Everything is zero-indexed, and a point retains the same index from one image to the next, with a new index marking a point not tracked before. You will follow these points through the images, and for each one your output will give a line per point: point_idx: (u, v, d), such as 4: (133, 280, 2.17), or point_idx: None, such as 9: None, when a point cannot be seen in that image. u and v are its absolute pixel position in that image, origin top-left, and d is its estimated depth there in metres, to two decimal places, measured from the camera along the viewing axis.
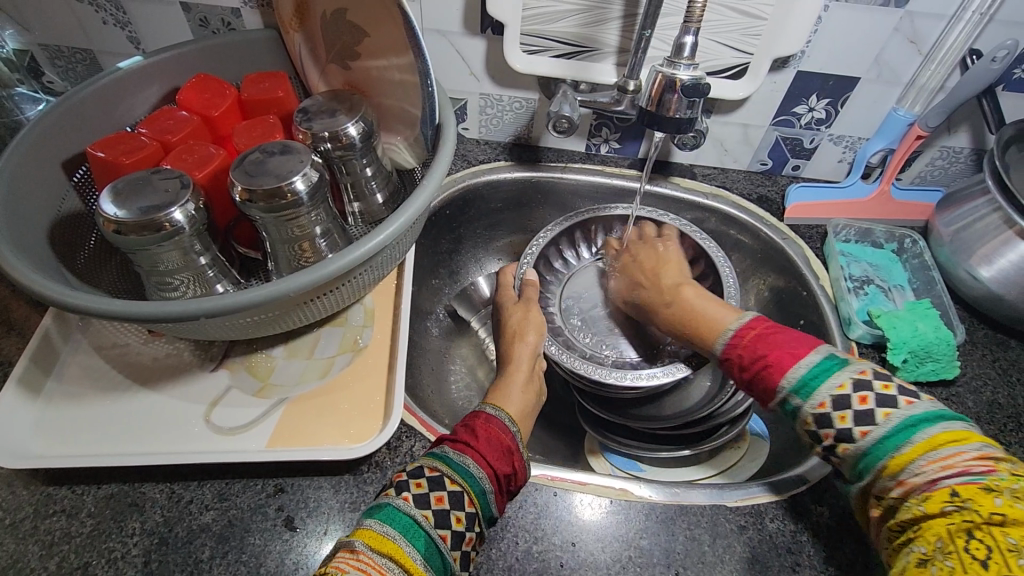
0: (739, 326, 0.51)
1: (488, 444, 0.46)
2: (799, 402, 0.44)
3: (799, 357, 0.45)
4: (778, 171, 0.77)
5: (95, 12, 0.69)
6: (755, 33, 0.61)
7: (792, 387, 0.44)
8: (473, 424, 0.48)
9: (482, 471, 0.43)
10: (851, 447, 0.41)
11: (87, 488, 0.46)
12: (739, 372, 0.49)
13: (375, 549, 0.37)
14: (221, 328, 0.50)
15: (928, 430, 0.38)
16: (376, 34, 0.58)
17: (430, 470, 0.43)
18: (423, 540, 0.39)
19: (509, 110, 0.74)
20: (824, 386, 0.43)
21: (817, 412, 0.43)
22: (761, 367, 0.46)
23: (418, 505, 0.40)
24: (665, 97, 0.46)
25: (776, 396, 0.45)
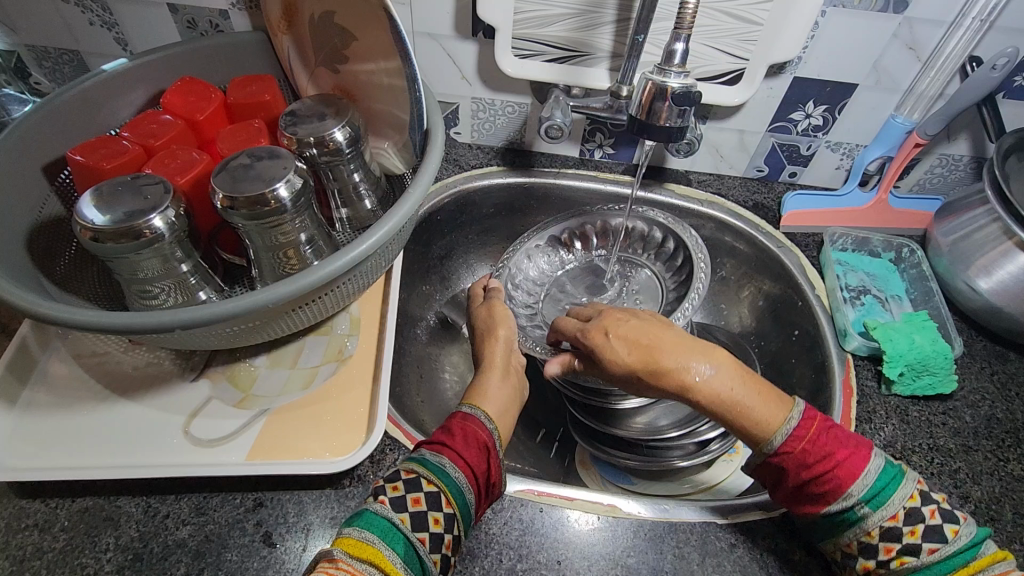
0: (785, 438, 0.41)
1: (465, 441, 0.44)
2: (868, 512, 0.40)
3: (861, 475, 0.41)
4: (775, 177, 0.75)
5: (82, 12, 0.68)
6: (750, 39, 0.59)
7: (863, 495, 0.40)
8: (453, 423, 0.46)
9: (459, 471, 0.42)
10: (911, 561, 0.39)
11: (62, 502, 0.45)
12: (796, 476, 0.42)
13: (355, 556, 0.36)
14: (198, 338, 0.49)
15: (977, 560, 0.39)
16: (364, 37, 0.57)
17: (406, 473, 0.42)
18: (401, 543, 0.38)
19: (501, 114, 0.73)
20: (894, 502, 0.40)
21: (887, 524, 0.40)
22: (817, 482, 0.41)
23: (395, 508, 0.39)
24: (655, 105, 0.45)
25: (838, 503, 0.41)
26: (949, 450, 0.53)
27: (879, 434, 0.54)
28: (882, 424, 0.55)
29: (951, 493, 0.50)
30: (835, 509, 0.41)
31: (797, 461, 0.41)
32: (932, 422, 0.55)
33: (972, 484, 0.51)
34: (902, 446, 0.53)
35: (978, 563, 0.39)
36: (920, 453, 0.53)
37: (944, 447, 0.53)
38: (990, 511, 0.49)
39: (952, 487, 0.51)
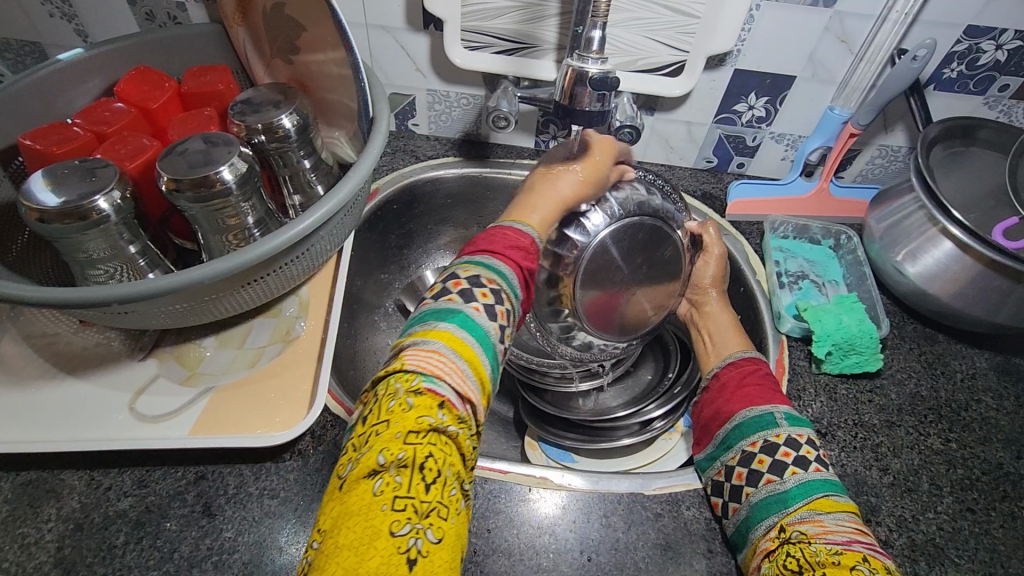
0: (744, 357, 0.55)
1: (506, 243, 0.46)
2: (784, 422, 0.47)
3: (789, 406, 0.49)
4: (723, 168, 0.78)
5: (41, 4, 0.69)
6: (688, 31, 0.62)
7: (784, 411, 0.48)
8: (504, 232, 0.48)
9: (510, 269, 0.45)
10: (800, 473, 0.44)
11: (6, 475, 0.47)
12: (736, 383, 0.52)
13: (449, 352, 0.37)
14: (144, 317, 0.50)
15: (846, 499, 0.42)
16: (313, 28, 0.59)
17: (488, 280, 0.42)
18: (489, 351, 0.40)
19: (457, 106, 0.75)
20: (784, 428, 0.46)
21: (793, 434, 0.46)
22: (756, 390, 0.51)
23: (471, 297, 0.41)
24: (577, 90, 0.46)
25: (762, 408, 0.49)
26: (873, 425, 0.55)
27: (807, 410, 0.56)
28: (811, 400, 0.57)
29: (871, 465, 0.52)
30: (755, 414, 0.49)
31: (738, 377, 0.53)
32: (859, 399, 0.57)
33: (892, 457, 0.53)
34: (828, 422, 0.55)
35: (845, 499, 0.42)
36: (844, 428, 0.55)
37: (869, 422, 0.55)
38: (908, 481, 0.52)
39: (873, 459, 0.53)
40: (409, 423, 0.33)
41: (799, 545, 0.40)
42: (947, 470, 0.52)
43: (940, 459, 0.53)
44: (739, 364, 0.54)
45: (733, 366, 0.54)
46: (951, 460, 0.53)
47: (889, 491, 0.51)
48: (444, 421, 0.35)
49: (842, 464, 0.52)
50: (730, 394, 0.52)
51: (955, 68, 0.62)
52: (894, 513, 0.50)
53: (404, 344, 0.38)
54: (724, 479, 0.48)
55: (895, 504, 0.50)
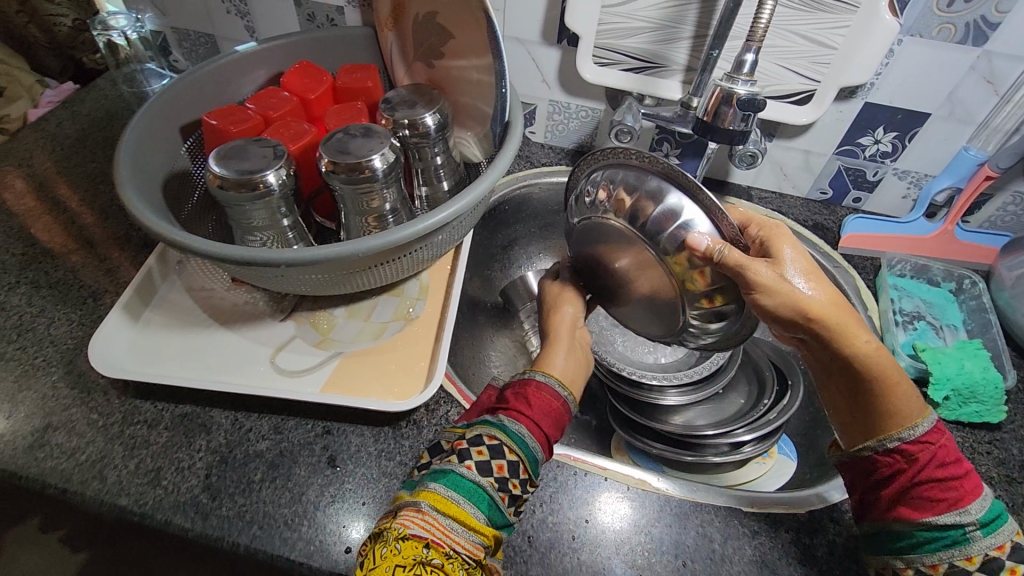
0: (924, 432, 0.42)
1: (540, 410, 0.45)
2: (978, 536, 0.40)
3: (979, 498, 0.41)
4: (838, 201, 0.77)
5: (222, 2, 0.80)
6: (823, 61, 0.62)
7: (979, 518, 0.40)
8: (528, 394, 0.46)
9: (533, 438, 0.43)
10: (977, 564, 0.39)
11: (167, 406, 0.53)
12: (928, 477, 0.41)
13: (439, 512, 0.38)
14: (293, 283, 0.56)
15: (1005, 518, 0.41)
16: (461, 36, 0.64)
17: (488, 439, 0.42)
18: (486, 501, 0.39)
19: (575, 117, 0.78)
20: (980, 546, 0.39)
21: (989, 553, 0.39)
22: (938, 487, 0.41)
23: (481, 471, 0.40)
24: (722, 109, 0.49)
25: (951, 519, 0.40)
26: (991, 478, 0.53)
27: None
28: None
29: None
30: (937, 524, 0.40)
31: (926, 463, 0.41)
32: (976, 450, 0.54)
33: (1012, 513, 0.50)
34: None
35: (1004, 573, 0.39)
36: None
37: (986, 474, 0.53)
38: None
39: None
40: (396, 562, 0.36)
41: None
42: None
43: None
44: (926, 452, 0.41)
45: (922, 451, 0.42)
46: None
47: None
48: (430, 556, 0.36)
49: None
50: (893, 487, 0.42)
51: None
52: None
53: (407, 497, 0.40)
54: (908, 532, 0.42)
55: None
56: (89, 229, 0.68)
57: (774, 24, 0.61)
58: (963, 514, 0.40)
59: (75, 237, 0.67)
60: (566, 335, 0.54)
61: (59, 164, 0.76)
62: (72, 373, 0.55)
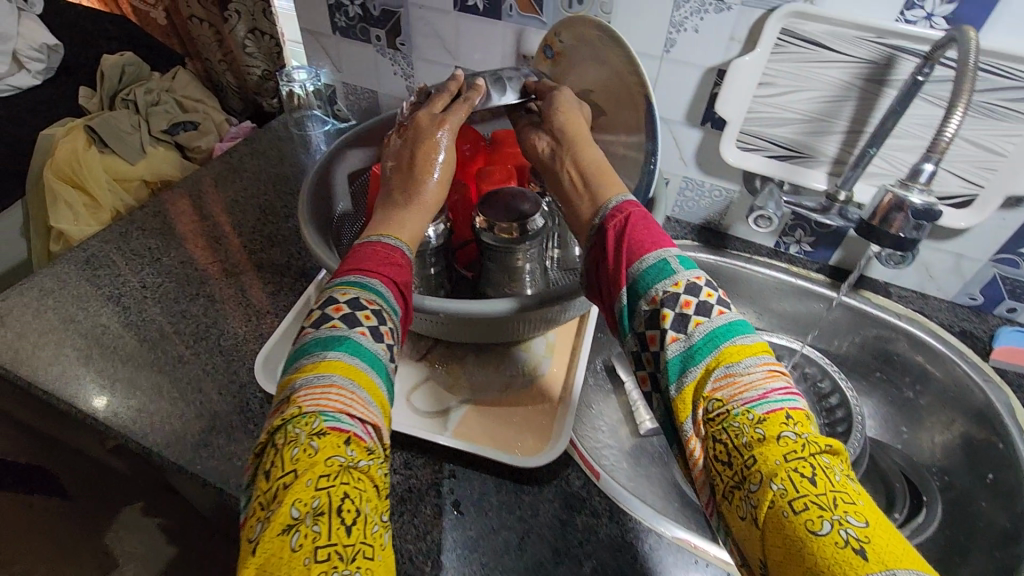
0: (620, 201, 0.48)
1: (379, 260, 0.46)
2: (680, 268, 0.41)
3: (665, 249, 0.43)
4: (990, 309, 0.72)
5: (392, 66, 0.90)
6: (990, 168, 0.60)
7: (659, 262, 0.41)
8: (373, 252, 0.46)
9: (387, 293, 0.43)
10: (705, 322, 0.38)
11: None
12: (630, 228, 0.45)
13: (352, 381, 0.37)
14: (439, 328, 0.59)
15: (753, 339, 0.37)
16: (613, 113, 0.67)
17: (368, 302, 0.41)
18: (383, 371, 0.40)
19: (706, 196, 0.80)
20: (680, 274, 0.40)
21: (691, 281, 0.40)
22: (643, 234, 0.44)
23: (376, 338, 0.40)
24: (891, 214, 0.48)
25: (655, 256, 0.42)
26: None
27: None
28: None
29: None
30: (645, 266, 0.42)
31: (633, 228, 0.45)
32: None
33: None
34: None
35: (754, 340, 0.37)
36: None
37: None
38: None
39: None
40: (316, 467, 0.32)
41: (722, 421, 0.34)
42: None
43: None
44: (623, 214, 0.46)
45: (612, 216, 0.47)
46: None
47: None
48: (355, 458, 0.33)
49: None
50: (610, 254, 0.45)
51: None
52: None
53: (295, 386, 0.36)
54: (653, 356, 0.40)
55: None
56: (257, 254, 0.77)
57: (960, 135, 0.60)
58: (638, 264, 0.42)
59: (246, 259, 0.76)
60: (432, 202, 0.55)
61: (237, 193, 0.87)
62: (236, 383, 0.61)
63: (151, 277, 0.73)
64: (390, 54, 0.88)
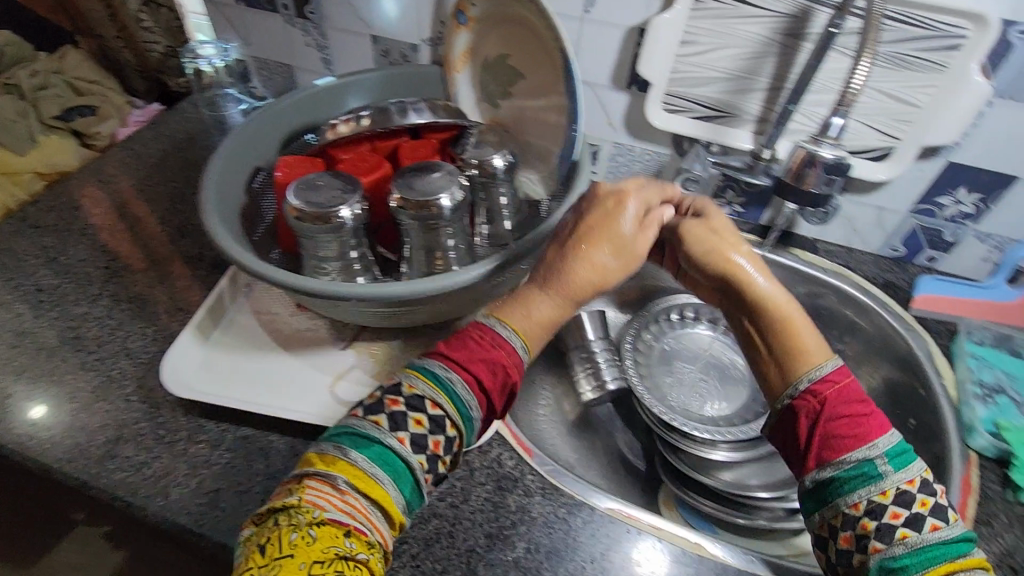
0: (832, 369, 0.46)
1: (477, 354, 0.46)
2: (890, 470, 0.41)
3: (883, 432, 0.43)
4: (911, 259, 0.74)
5: (304, 36, 0.84)
6: (905, 119, 0.60)
7: (884, 452, 0.42)
8: (468, 335, 0.48)
9: (468, 395, 0.45)
10: (914, 537, 0.39)
11: (229, 427, 0.55)
12: (823, 412, 0.44)
13: (360, 490, 0.40)
14: (358, 312, 0.57)
15: (969, 556, 0.39)
16: (532, 77, 0.67)
17: (433, 407, 0.43)
18: (409, 485, 0.42)
19: (638, 161, 0.78)
20: (890, 481, 0.41)
21: (902, 486, 0.41)
22: (846, 424, 0.44)
23: (394, 429, 0.42)
24: (804, 170, 0.50)
25: (858, 455, 0.42)
26: None
27: (997, 540, 0.51)
28: (1002, 531, 0.51)
29: None
30: (849, 465, 0.42)
31: (829, 400, 0.45)
32: None
33: None
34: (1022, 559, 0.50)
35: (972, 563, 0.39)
36: None
37: None
38: None
39: None
40: (314, 555, 0.37)
41: None
42: None
43: None
44: (825, 388, 0.45)
45: (803, 399, 0.46)
46: None
47: None
48: (354, 550, 0.38)
49: None
50: (808, 439, 0.45)
51: None
52: None
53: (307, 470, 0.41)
54: (828, 535, 0.42)
55: None
56: (165, 247, 0.71)
57: (870, 86, 0.60)
58: (835, 463, 0.43)
59: (154, 253, 0.70)
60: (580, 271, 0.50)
61: (142, 182, 0.80)
62: (144, 388, 0.57)
63: (46, 279, 0.67)
64: (300, 23, 0.82)
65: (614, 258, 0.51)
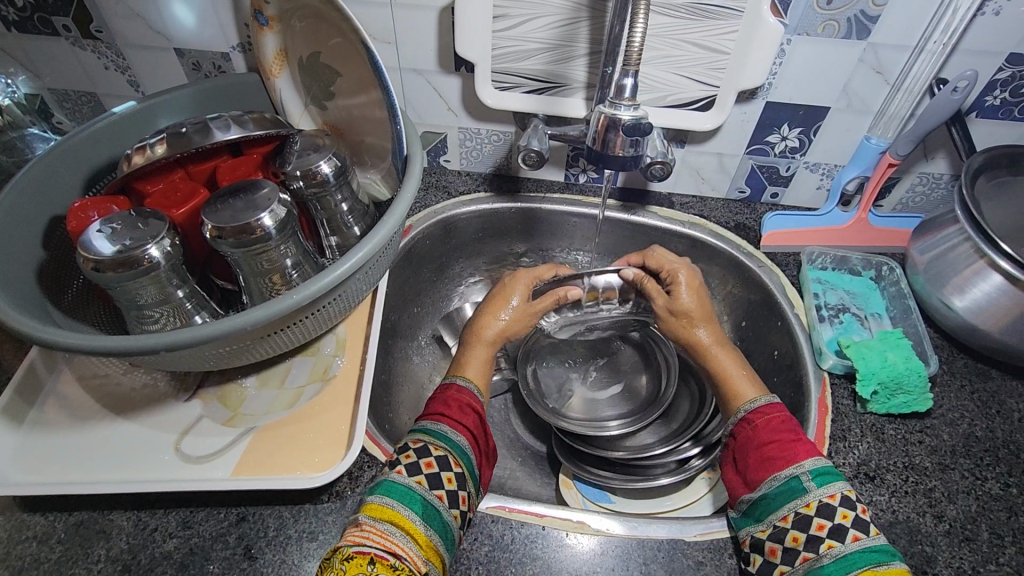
0: (762, 405, 0.53)
1: (455, 408, 0.52)
2: (812, 487, 0.45)
3: (811, 456, 0.47)
4: (757, 198, 0.77)
5: (98, 59, 0.75)
6: (719, 67, 0.62)
7: (811, 471, 0.46)
8: (436, 396, 0.54)
9: (460, 435, 0.49)
10: (837, 546, 0.42)
11: (59, 515, 0.48)
12: (755, 438, 0.50)
13: (377, 518, 0.41)
14: (191, 361, 0.51)
15: (890, 564, 0.40)
16: (349, 74, 0.63)
17: (414, 442, 0.47)
18: (419, 503, 0.42)
19: (487, 142, 0.76)
20: (813, 495, 0.45)
21: (824, 501, 0.44)
22: (774, 448, 0.49)
23: (411, 473, 0.44)
24: (609, 136, 0.51)
25: (786, 473, 0.47)
26: (925, 468, 0.53)
27: (853, 452, 0.54)
28: (856, 442, 0.55)
29: (924, 512, 0.50)
30: (779, 482, 0.47)
31: (760, 432, 0.51)
32: (908, 441, 0.55)
33: (946, 503, 0.50)
34: (876, 465, 0.53)
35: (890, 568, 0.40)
36: (893, 472, 0.52)
37: (920, 466, 0.53)
38: (966, 530, 0.49)
39: (925, 506, 0.50)
40: None
41: None
42: (1008, 518, 0.49)
43: (1000, 506, 0.50)
44: (758, 416, 0.52)
45: (746, 421, 0.52)
46: (1012, 508, 0.50)
47: (945, 540, 0.48)
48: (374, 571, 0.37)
49: (893, 510, 0.50)
50: (749, 459, 0.50)
51: (998, 95, 0.61)
52: (952, 564, 0.47)
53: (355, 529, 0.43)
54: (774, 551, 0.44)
55: (952, 555, 0.47)
56: None
57: (654, 35, 0.61)
58: (766, 483, 0.47)
59: None
60: (484, 350, 0.60)
61: None
62: None
63: None
64: (89, 44, 0.73)
65: (504, 322, 0.62)
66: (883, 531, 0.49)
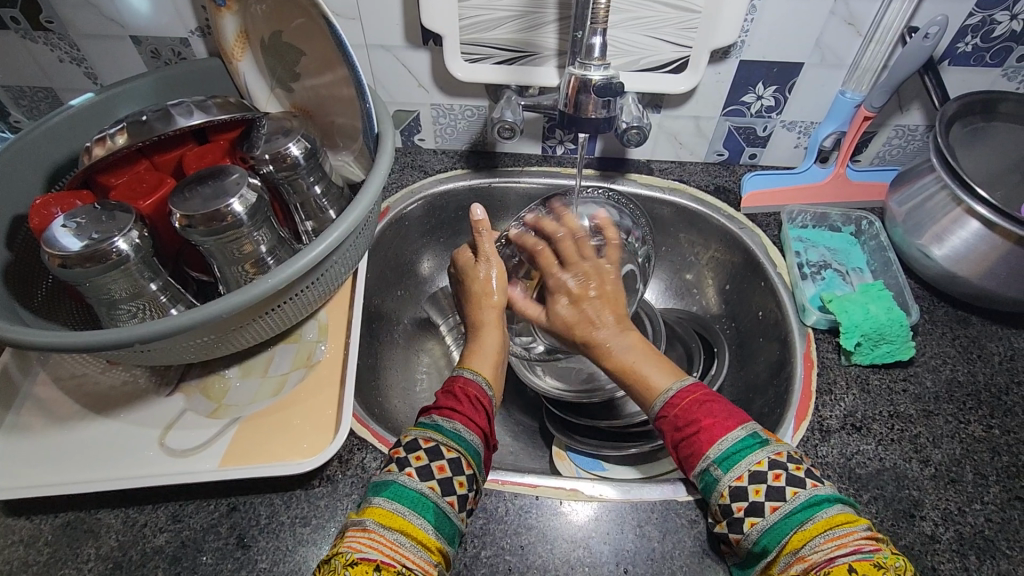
0: (675, 392, 0.46)
1: (464, 402, 0.48)
2: (720, 474, 0.42)
3: (715, 442, 0.43)
4: (736, 160, 0.76)
5: (51, 51, 0.72)
6: (690, 27, 0.61)
7: (716, 458, 0.42)
8: (441, 392, 0.50)
9: (472, 433, 0.46)
10: (759, 522, 0.40)
11: (45, 517, 0.48)
12: (673, 435, 0.45)
13: (387, 526, 0.38)
14: (171, 353, 0.50)
15: (816, 518, 0.38)
16: (313, 52, 0.61)
17: (425, 441, 0.44)
18: (432, 511, 0.41)
19: (461, 118, 0.75)
20: (722, 484, 0.41)
21: (733, 484, 0.41)
22: (688, 441, 0.44)
23: (423, 477, 0.42)
24: (581, 98, 0.51)
25: (698, 467, 0.43)
26: (909, 415, 0.53)
27: (839, 404, 0.54)
28: (842, 394, 0.55)
29: (910, 458, 0.51)
30: (696, 475, 0.43)
31: (674, 424, 0.45)
32: (893, 390, 0.55)
33: (932, 448, 0.51)
34: (862, 415, 0.54)
35: (817, 521, 0.38)
36: (879, 421, 0.53)
37: (905, 413, 0.53)
38: (951, 472, 0.50)
39: (911, 452, 0.51)
40: None
41: None
42: (992, 458, 0.50)
43: (984, 447, 0.51)
44: (672, 408, 0.45)
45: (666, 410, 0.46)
46: (996, 448, 0.51)
47: (931, 484, 0.49)
48: None
49: (880, 458, 0.51)
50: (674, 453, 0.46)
51: (970, 42, 0.61)
52: (938, 506, 0.48)
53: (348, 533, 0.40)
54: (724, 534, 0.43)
55: (939, 497, 0.48)
56: None
57: None
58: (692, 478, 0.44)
59: None
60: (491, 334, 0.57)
61: None
62: None
63: None
64: (40, 36, 0.70)
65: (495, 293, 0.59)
66: (872, 479, 0.49)
